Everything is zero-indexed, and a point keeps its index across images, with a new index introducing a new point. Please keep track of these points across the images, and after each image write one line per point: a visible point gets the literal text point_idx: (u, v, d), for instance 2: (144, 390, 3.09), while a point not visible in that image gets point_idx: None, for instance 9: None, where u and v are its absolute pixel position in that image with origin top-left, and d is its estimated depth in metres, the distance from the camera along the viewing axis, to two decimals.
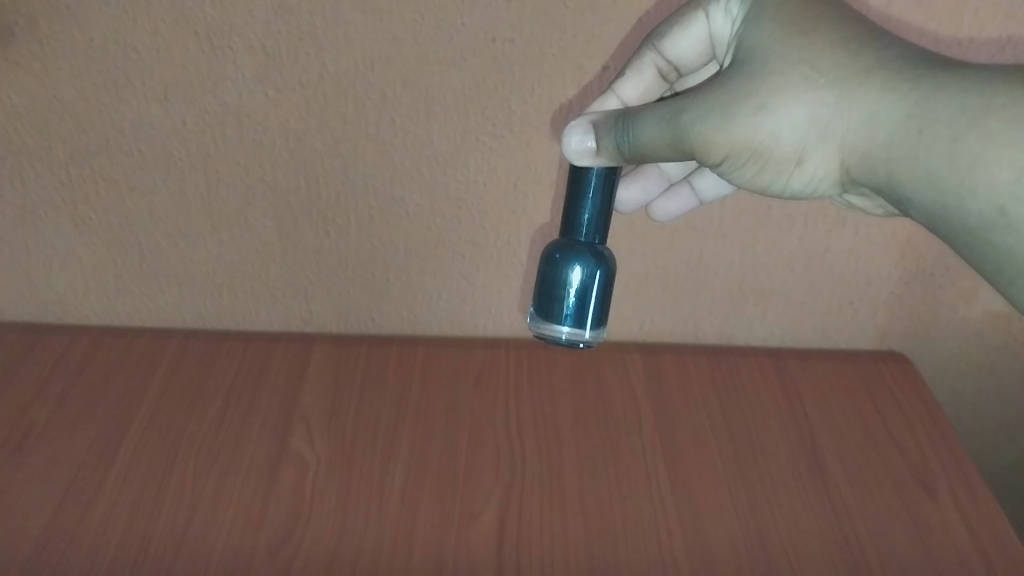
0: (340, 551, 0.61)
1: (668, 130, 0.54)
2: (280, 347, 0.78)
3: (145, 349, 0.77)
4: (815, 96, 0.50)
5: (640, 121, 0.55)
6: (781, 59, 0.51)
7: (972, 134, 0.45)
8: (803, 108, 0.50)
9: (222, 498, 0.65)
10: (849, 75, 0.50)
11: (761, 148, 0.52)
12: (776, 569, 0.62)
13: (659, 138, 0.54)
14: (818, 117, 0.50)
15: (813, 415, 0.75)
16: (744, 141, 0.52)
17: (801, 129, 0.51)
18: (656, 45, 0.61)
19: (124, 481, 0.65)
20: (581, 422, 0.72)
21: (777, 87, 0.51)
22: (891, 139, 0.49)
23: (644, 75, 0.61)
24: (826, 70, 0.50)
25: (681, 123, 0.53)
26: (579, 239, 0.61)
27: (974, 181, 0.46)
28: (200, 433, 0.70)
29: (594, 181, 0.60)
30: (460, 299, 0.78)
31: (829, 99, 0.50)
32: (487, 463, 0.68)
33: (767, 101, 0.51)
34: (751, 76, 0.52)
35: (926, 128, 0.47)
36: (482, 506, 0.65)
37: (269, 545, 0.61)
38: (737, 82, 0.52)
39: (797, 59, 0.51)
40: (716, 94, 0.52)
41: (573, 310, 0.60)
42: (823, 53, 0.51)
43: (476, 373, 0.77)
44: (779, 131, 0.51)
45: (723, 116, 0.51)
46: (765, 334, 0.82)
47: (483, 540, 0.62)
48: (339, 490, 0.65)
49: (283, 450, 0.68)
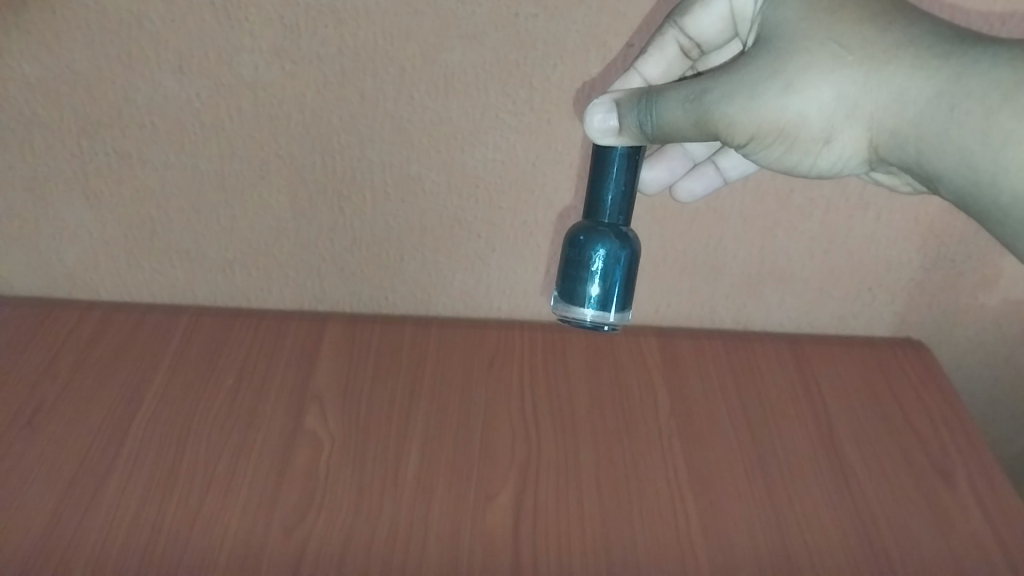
0: (356, 531, 0.60)
1: (693, 111, 0.53)
2: (293, 324, 0.77)
3: (156, 325, 0.77)
4: (843, 75, 0.49)
5: (664, 101, 0.54)
6: (805, 37, 0.50)
7: (1002, 115, 0.45)
8: (830, 86, 0.49)
9: (235, 477, 0.64)
10: (876, 52, 0.49)
11: (788, 128, 0.51)
12: (794, 555, 0.61)
13: (682, 119, 0.53)
14: (845, 95, 0.49)
15: (831, 400, 0.74)
16: (770, 121, 0.51)
17: (829, 108, 0.50)
18: (678, 21, 0.59)
19: (137, 458, 0.65)
20: (597, 405, 0.72)
21: (803, 66, 0.49)
22: (922, 117, 0.48)
23: (666, 53, 0.60)
24: (854, 47, 0.49)
25: (706, 103, 0.52)
26: (602, 221, 0.60)
27: (1008, 159, 0.45)
28: (213, 410, 0.69)
29: (617, 161, 0.59)
30: (475, 279, 0.77)
31: (858, 77, 0.49)
32: (502, 444, 0.67)
33: (793, 81, 0.49)
34: (776, 54, 0.50)
35: (958, 105, 0.46)
36: (498, 488, 0.64)
37: (285, 524, 0.61)
38: (762, 61, 0.51)
39: (822, 36, 0.50)
40: (741, 73, 0.51)
41: (597, 294, 0.59)
42: (848, 30, 0.49)
43: (491, 355, 0.76)
44: (805, 111, 0.50)
45: (748, 97, 0.50)
46: (782, 319, 0.81)
47: (499, 522, 0.62)
48: (354, 469, 0.65)
49: (297, 428, 0.68)
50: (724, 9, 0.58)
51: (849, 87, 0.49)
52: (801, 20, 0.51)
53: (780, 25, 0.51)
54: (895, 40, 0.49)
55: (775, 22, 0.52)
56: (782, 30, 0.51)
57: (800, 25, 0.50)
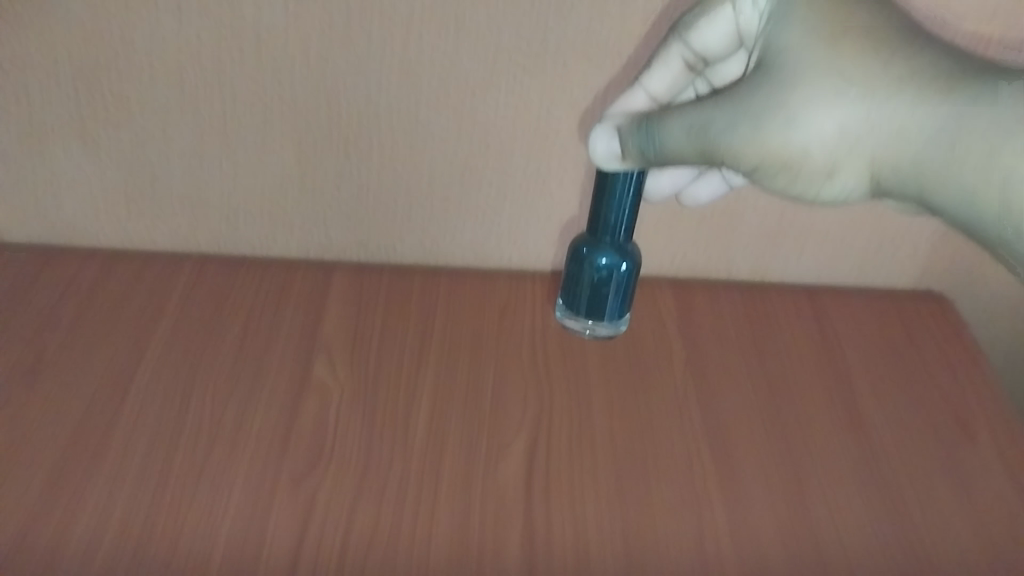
0: (367, 483, 0.60)
1: (693, 138, 0.51)
2: (299, 274, 0.75)
3: (159, 273, 0.75)
4: (844, 101, 0.46)
5: (661, 128, 0.53)
6: (808, 49, 0.48)
7: (1018, 131, 0.42)
8: (832, 118, 0.46)
9: (244, 427, 0.63)
10: (887, 63, 0.46)
11: (791, 161, 0.48)
12: (812, 509, 0.60)
13: (684, 145, 0.52)
14: (846, 128, 0.46)
15: (850, 353, 0.73)
16: (772, 148, 0.48)
17: (833, 143, 0.47)
18: (682, 35, 0.55)
19: (141, 408, 0.64)
20: (611, 357, 0.70)
21: (804, 99, 0.47)
22: (939, 153, 0.45)
23: (669, 67, 0.56)
24: (851, 71, 0.46)
25: (709, 133, 0.50)
26: (606, 239, 0.64)
27: (996, 177, 0.43)
28: (219, 359, 0.68)
29: (631, 184, 0.61)
30: (486, 228, 0.75)
31: (856, 103, 0.46)
32: (514, 396, 0.66)
33: (793, 112, 0.47)
34: (776, 79, 0.48)
35: (970, 105, 0.44)
36: (511, 440, 0.63)
37: (294, 474, 0.60)
38: (762, 91, 0.48)
39: (826, 93, 0.46)
40: (742, 100, 0.49)
41: (592, 309, 0.69)
42: (860, 36, 0.47)
43: (502, 306, 0.74)
44: (808, 144, 0.47)
45: (749, 126, 0.48)
46: (800, 272, 0.79)
47: (512, 473, 0.61)
48: (365, 420, 0.64)
49: (305, 378, 0.66)
50: (730, 29, 0.53)
51: (853, 98, 0.46)
52: (802, 27, 0.48)
53: (772, 83, 0.48)
54: (910, 53, 0.46)
55: (775, 25, 0.50)
56: (781, 41, 0.49)
57: (805, 66, 0.47)
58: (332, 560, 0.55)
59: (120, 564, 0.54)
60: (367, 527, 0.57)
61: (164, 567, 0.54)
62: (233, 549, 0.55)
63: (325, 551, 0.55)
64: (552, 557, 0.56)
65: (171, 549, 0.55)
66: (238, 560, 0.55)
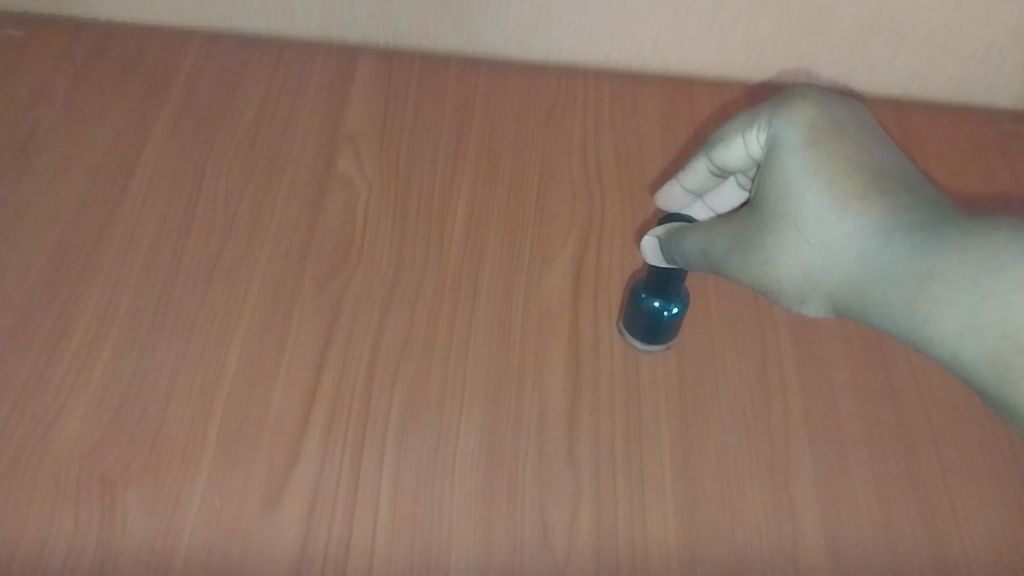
0: (398, 289, 0.54)
1: (704, 260, 0.41)
2: (320, 58, 0.67)
3: (164, 49, 0.66)
4: (820, 206, 0.33)
5: (681, 243, 0.43)
6: (807, 150, 0.35)
7: (989, 250, 0.29)
8: (806, 214, 0.34)
9: (261, 224, 0.57)
10: (866, 192, 0.33)
11: (767, 283, 0.36)
12: (890, 352, 0.54)
13: (699, 262, 0.42)
14: (818, 233, 0.33)
15: (938, 173, 0.64)
16: (751, 275, 0.37)
17: (803, 281, 0.34)
18: (707, 153, 0.44)
19: (147, 197, 0.57)
20: (669, 166, 0.62)
21: (777, 238, 0.35)
22: (916, 309, 0.31)
23: (698, 172, 0.46)
24: (824, 157, 0.34)
25: (713, 260, 0.40)
26: None
27: (948, 310, 0.29)
28: (231, 147, 0.61)
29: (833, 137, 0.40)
30: (535, 13, 0.63)
31: (829, 203, 0.33)
32: (561, 202, 0.59)
33: (769, 203, 0.35)
34: (757, 222, 0.36)
35: (943, 234, 0.31)
36: (557, 251, 0.57)
37: (318, 273, 0.55)
38: (748, 217, 0.37)
39: (796, 221, 0.34)
40: (736, 217, 0.38)
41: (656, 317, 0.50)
42: (846, 174, 0.34)
43: (549, 105, 0.66)
44: (779, 243, 0.35)
45: (739, 254, 0.37)
46: (889, 83, 0.67)
47: (557, 287, 0.55)
48: (395, 222, 0.57)
49: (328, 173, 0.60)
50: (746, 154, 0.41)
51: (832, 202, 0.33)
52: (802, 154, 0.35)
53: (777, 198, 0.35)
54: (880, 181, 0.33)
55: (768, 167, 0.37)
56: (779, 126, 0.37)
57: (797, 158, 0.35)
58: (360, 371, 0.50)
59: (129, 361, 0.50)
60: (396, 338, 0.52)
61: (176, 367, 0.50)
62: (251, 352, 0.51)
63: (352, 360, 0.51)
64: (598, 377, 0.51)
65: (183, 349, 0.51)
66: (257, 364, 0.50)
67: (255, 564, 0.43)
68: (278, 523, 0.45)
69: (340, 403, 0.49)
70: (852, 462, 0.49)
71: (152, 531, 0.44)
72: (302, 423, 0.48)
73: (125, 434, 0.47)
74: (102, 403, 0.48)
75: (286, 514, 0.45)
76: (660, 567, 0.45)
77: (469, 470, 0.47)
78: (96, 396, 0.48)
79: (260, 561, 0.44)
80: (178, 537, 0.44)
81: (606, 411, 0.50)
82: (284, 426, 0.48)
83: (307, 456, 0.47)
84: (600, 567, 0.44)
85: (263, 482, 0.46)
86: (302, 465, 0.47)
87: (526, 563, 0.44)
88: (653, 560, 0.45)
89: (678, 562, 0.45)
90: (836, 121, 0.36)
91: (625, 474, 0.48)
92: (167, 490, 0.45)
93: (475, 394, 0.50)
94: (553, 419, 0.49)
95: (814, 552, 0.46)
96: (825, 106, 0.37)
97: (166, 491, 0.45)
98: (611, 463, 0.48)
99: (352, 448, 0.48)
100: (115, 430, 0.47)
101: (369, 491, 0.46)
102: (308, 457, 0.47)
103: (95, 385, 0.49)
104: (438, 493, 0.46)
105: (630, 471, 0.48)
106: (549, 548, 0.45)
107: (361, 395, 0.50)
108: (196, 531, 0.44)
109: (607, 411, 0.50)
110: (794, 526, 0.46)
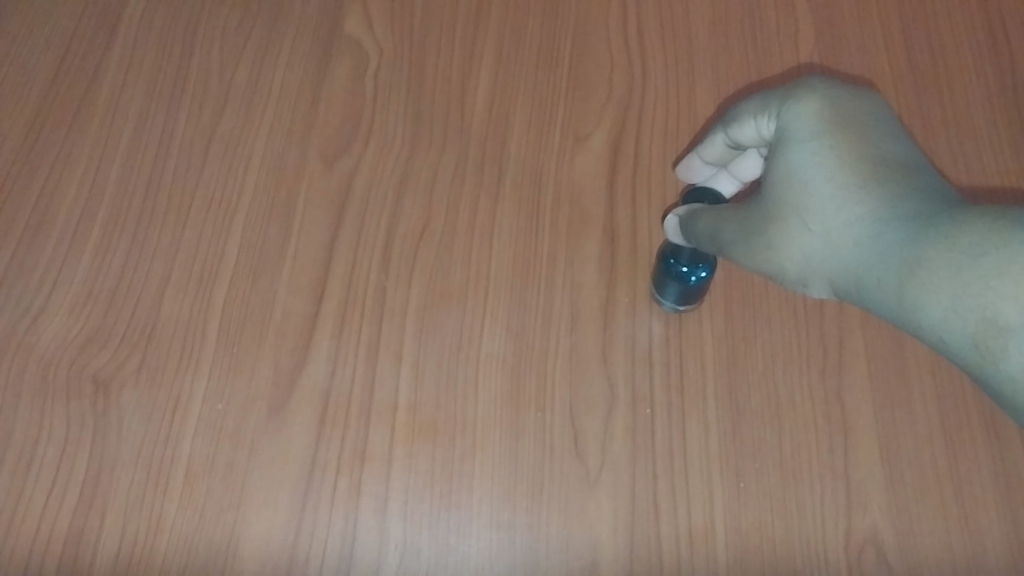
0: (413, 170, 0.49)
1: (712, 245, 0.37)
2: None
3: None
4: (818, 193, 0.30)
5: (692, 225, 0.39)
6: (817, 140, 0.31)
7: (990, 218, 0.26)
8: (806, 200, 0.31)
9: (259, 93, 0.51)
10: (867, 181, 0.30)
11: (774, 271, 0.32)
12: None
13: (707, 245, 0.38)
14: (819, 219, 0.30)
15: None
16: (757, 262, 0.33)
17: (805, 269, 0.31)
18: (726, 126, 0.39)
19: (130, 60, 0.51)
20: (721, 27, 0.55)
21: (781, 227, 0.31)
22: (911, 295, 0.27)
23: (718, 146, 0.40)
24: (830, 140, 0.31)
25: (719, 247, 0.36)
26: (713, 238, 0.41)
27: (955, 306, 0.26)
28: (224, 1, 0.53)
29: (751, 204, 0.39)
30: None
31: (830, 185, 0.30)
32: (597, 69, 0.52)
33: (770, 188, 0.32)
34: (762, 206, 0.33)
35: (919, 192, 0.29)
36: (591, 128, 0.50)
37: (325, 152, 0.49)
38: (752, 205, 0.34)
39: (800, 208, 0.31)
40: (745, 200, 0.35)
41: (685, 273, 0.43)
42: (852, 164, 0.30)
43: None
44: (782, 231, 0.31)
45: (744, 242, 0.34)
46: None
47: (591, 170, 0.49)
48: (410, 92, 0.51)
49: (334, 35, 0.53)
50: (758, 136, 0.36)
51: (836, 192, 0.30)
52: (810, 145, 0.31)
53: (783, 187, 0.32)
54: (884, 171, 0.30)
55: (774, 150, 0.33)
56: (788, 113, 0.33)
57: (806, 147, 0.31)
58: (373, 263, 0.46)
59: (118, 250, 0.46)
60: (413, 226, 0.47)
61: (170, 257, 0.45)
62: (252, 240, 0.46)
63: (364, 251, 0.46)
64: (635, 272, 0.46)
65: (178, 236, 0.46)
66: (259, 253, 0.46)
67: (263, 474, 0.41)
68: (287, 430, 0.42)
69: (352, 298, 0.45)
70: (913, 370, 0.45)
71: (151, 437, 0.41)
72: (310, 320, 0.44)
73: (117, 331, 0.43)
74: (90, 296, 0.44)
75: (295, 420, 0.42)
76: (700, 483, 0.41)
77: (494, 373, 0.43)
78: (83, 289, 0.44)
79: (269, 471, 0.41)
80: (179, 444, 0.41)
81: (643, 310, 0.45)
82: (290, 324, 0.44)
83: (317, 356, 0.43)
84: (634, 482, 0.41)
85: (269, 384, 0.43)
86: (311, 366, 0.43)
87: (554, 477, 0.41)
88: (692, 474, 0.42)
89: (720, 478, 0.42)
90: (851, 109, 0.32)
91: (663, 379, 0.43)
92: (163, 393, 0.42)
93: (499, 290, 0.45)
94: (586, 319, 0.45)
95: (869, 472, 0.42)
96: (837, 93, 0.33)
97: (163, 394, 0.42)
98: (649, 367, 0.44)
99: (365, 348, 0.44)
100: (107, 327, 0.44)
101: (384, 395, 0.43)
102: (318, 357, 0.43)
103: (82, 276, 0.45)
104: (459, 398, 0.43)
105: (669, 375, 0.44)
106: (579, 459, 0.42)
107: (375, 289, 0.45)
108: (198, 437, 0.41)
109: (645, 310, 0.45)
110: (846, 440, 0.43)
